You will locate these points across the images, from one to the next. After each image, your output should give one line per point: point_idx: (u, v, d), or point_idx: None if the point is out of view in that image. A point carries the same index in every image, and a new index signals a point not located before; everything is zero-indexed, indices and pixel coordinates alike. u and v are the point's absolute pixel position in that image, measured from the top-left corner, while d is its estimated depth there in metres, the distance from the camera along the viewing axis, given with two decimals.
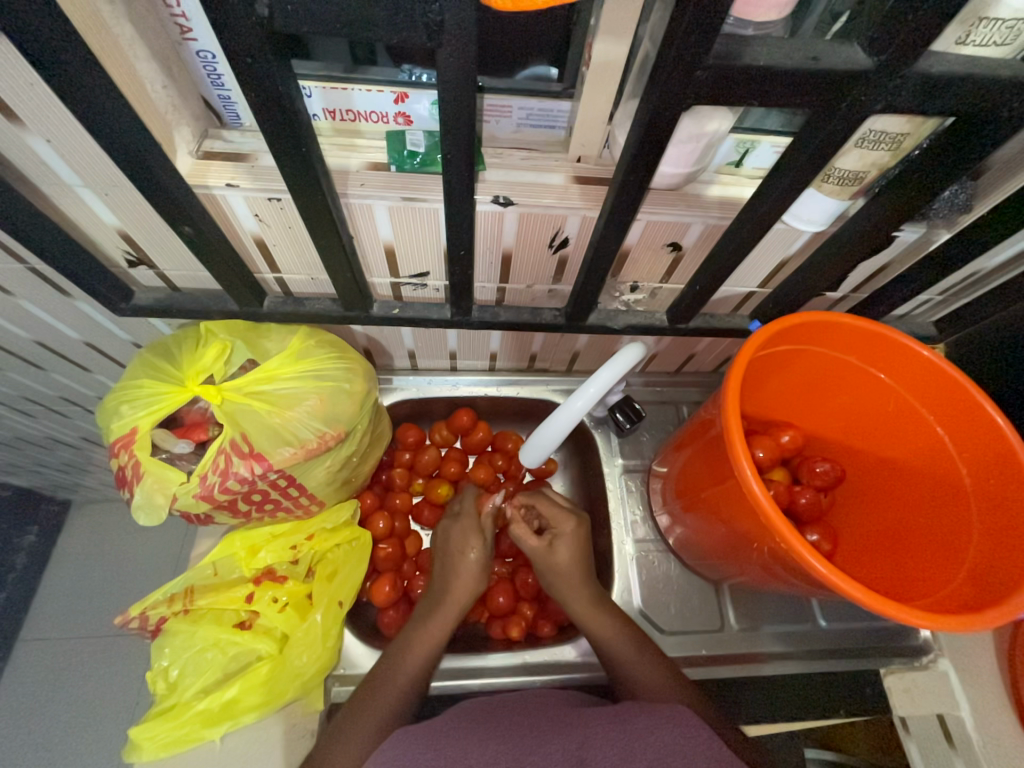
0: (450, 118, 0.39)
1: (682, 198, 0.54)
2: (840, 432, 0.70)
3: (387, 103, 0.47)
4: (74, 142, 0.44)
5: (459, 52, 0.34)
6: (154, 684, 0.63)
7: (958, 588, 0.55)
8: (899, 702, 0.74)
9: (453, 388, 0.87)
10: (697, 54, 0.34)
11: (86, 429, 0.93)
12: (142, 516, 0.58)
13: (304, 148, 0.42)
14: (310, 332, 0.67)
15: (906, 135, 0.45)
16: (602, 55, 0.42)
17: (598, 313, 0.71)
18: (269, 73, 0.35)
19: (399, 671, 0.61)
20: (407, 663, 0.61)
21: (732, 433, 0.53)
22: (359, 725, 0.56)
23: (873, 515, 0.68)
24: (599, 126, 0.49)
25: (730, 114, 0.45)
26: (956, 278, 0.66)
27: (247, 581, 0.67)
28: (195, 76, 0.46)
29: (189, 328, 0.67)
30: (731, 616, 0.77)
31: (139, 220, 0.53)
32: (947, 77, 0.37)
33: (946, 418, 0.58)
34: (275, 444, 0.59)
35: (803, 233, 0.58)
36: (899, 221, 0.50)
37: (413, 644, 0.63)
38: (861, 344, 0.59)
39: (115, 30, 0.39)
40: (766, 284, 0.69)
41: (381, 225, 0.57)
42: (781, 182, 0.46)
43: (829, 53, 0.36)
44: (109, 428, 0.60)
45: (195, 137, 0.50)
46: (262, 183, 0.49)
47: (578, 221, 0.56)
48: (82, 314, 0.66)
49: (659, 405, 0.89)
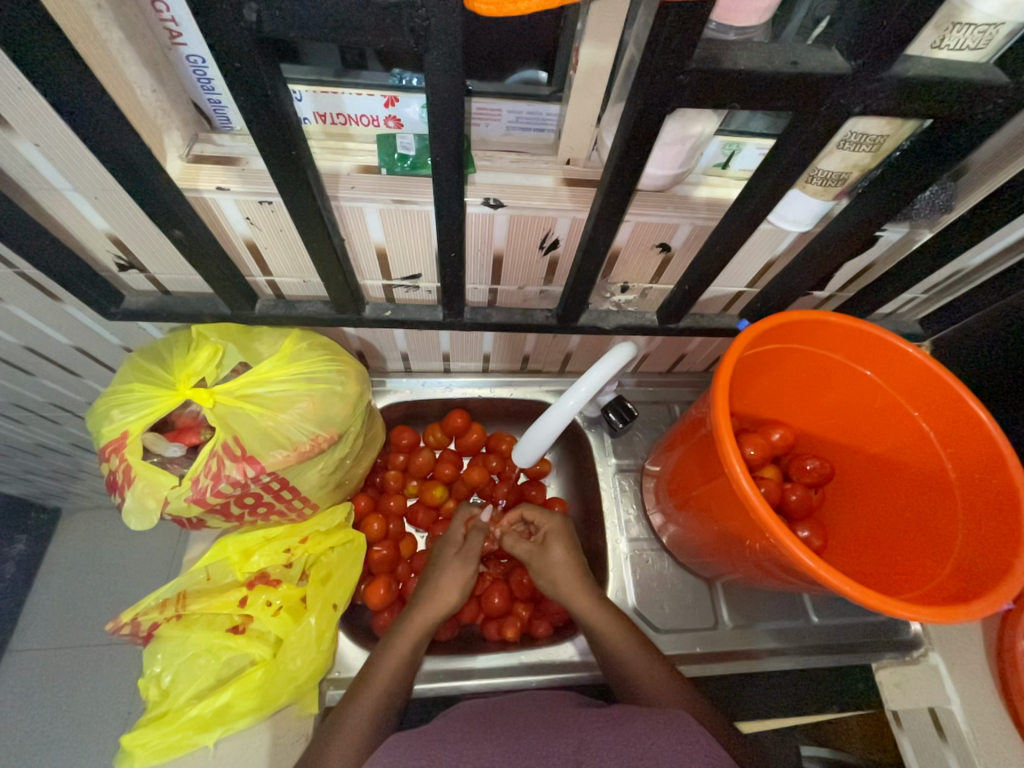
0: (439, 123, 0.39)
1: (670, 200, 0.55)
2: (828, 429, 0.71)
3: (377, 107, 0.48)
4: (62, 147, 0.44)
5: (448, 56, 0.34)
6: (146, 691, 0.62)
7: (945, 580, 0.56)
8: (891, 697, 0.75)
9: (447, 390, 0.88)
10: (679, 58, 0.35)
11: (75, 435, 0.93)
12: (134, 520, 0.57)
13: (296, 151, 0.42)
14: (302, 334, 0.67)
15: (886, 136, 0.46)
16: (589, 59, 0.43)
17: (590, 313, 0.71)
18: (259, 78, 0.36)
19: (387, 669, 0.61)
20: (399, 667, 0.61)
21: (721, 432, 0.54)
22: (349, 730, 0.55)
23: (863, 511, 0.69)
24: (587, 128, 0.50)
25: (714, 117, 0.46)
26: (940, 275, 0.67)
27: (240, 585, 0.67)
28: (185, 80, 0.47)
29: (181, 332, 0.67)
30: (724, 613, 0.77)
31: (128, 224, 0.53)
32: (922, 80, 0.38)
33: (930, 412, 0.59)
34: (267, 446, 0.59)
35: (788, 233, 0.59)
36: (882, 221, 0.51)
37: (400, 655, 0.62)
38: (848, 342, 0.60)
39: (103, 36, 0.39)
40: (755, 284, 0.70)
41: (373, 228, 0.57)
42: (765, 183, 0.46)
43: (808, 57, 0.37)
44: (100, 433, 0.60)
45: (185, 141, 0.50)
46: (253, 186, 0.50)
47: (568, 223, 0.57)
48: (71, 319, 0.66)
49: (652, 404, 0.89)
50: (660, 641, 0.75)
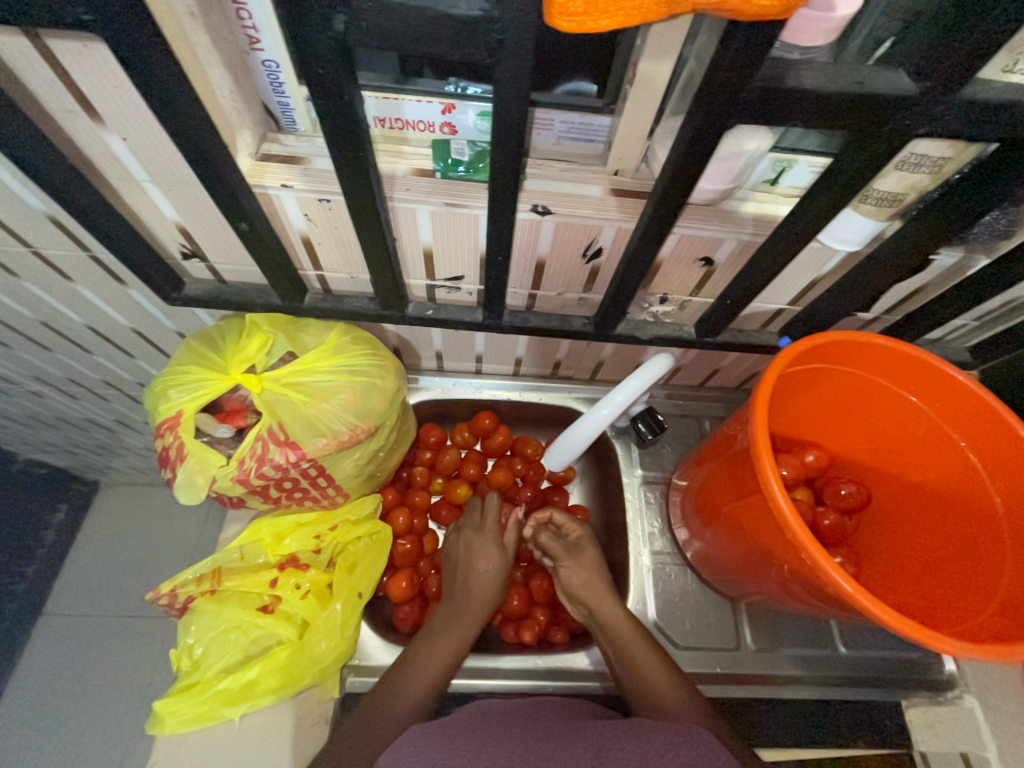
0: (501, 132, 0.41)
1: (716, 214, 0.55)
2: (866, 454, 0.70)
3: (434, 114, 0.50)
4: (147, 141, 0.47)
5: (517, 68, 0.36)
6: (179, 660, 0.65)
7: (989, 618, 0.54)
8: (921, 738, 0.72)
9: (477, 390, 0.89)
10: (744, 76, 0.35)
11: (122, 412, 0.98)
12: (183, 493, 0.60)
13: (363, 153, 0.44)
14: (346, 329, 0.70)
15: (947, 159, 0.45)
16: (647, 73, 0.43)
17: (626, 323, 0.72)
18: (337, 83, 0.38)
19: (431, 662, 0.63)
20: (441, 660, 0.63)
21: (759, 448, 0.53)
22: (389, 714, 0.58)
23: (900, 542, 0.67)
24: (639, 140, 0.51)
25: (770, 134, 0.46)
26: (994, 302, 0.65)
27: (271, 566, 0.69)
28: (259, 83, 0.49)
29: (233, 319, 0.70)
30: (747, 635, 0.76)
31: (197, 215, 0.57)
32: (992, 103, 0.37)
33: (978, 443, 0.57)
34: (309, 434, 0.61)
35: (836, 252, 0.58)
36: (938, 244, 0.50)
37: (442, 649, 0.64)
38: (893, 365, 0.59)
39: (193, 40, 0.42)
40: (797, 302, 0.69)
41: (422, 230, 0.59)
42: (819, 201, 0.46)
43: (874, 78, 0.37)
44: (157, 411, 0.63)
45: (255, 140, 0.53)
46: (315, 184, 0.52)
47: (613, 233, 0.58)
48: (133, 301, 0.70)
49: (681, 417, 0.89)
50: (679, 657, 0.74)
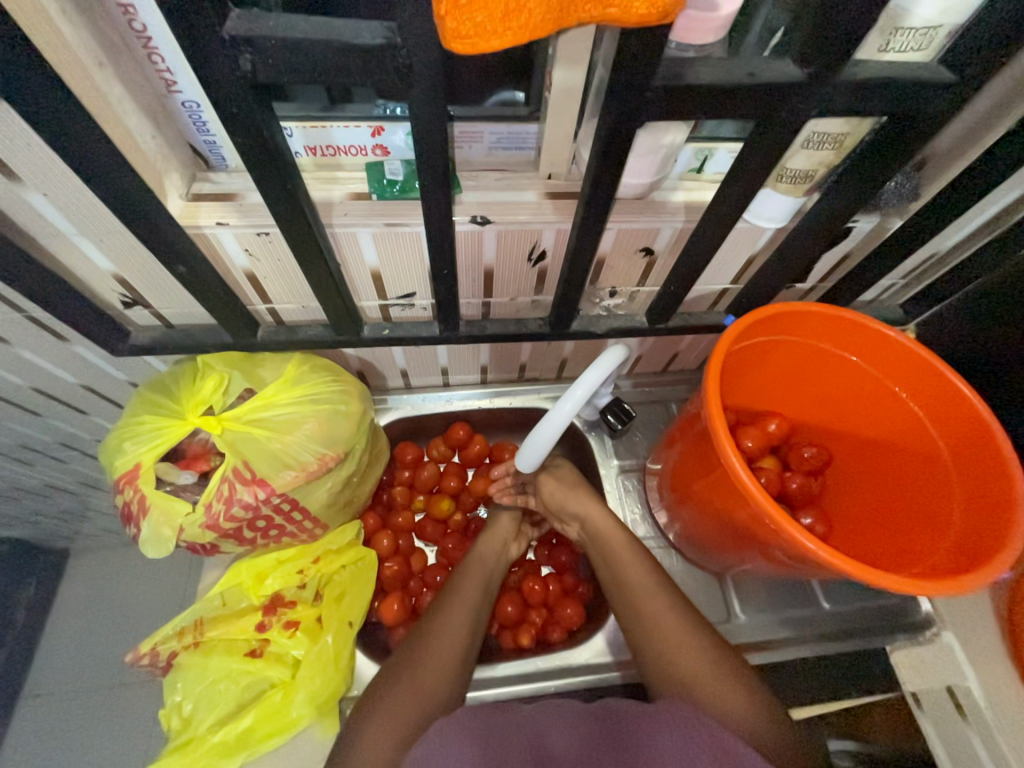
0: (425, 150, 0.42)
1: (649, 206, 0.57)
2: (823, 416, 0.73)
3: (364, 137, 0.50)
4: (70, 195, 0.46)
5: (430, 90, 0.37)
6: (168, 720, 0.63)
7: (947, 553, 0.57)
8: (908, 678, 0.76)
9: (447, 403, 0.90)
10: (645, 77, 0.37)
11: (83, 473, 0.94)
12: (151, 549, 0.59)
13: (291, 185, 0.44)
14: (304, 358, 0.69)
15: (847, 134, 0.48)
16: (562, 81, 0.45)
17: (581, 319, 0.74)
18: (255, 118, 0.38)
19: (434, 657, 0.58)
20: (448, 653, 0.59)
21: (716, 427, 0.55)
22: (383, 721, 0.53)
23: (862, 496, 0.70)
24: (565, 143, 0.52)
25: (684, 127, 0.48)
26: (915, 260, 0.70)
27: (255, 609, 0.68)
28: (181, 123, 0.49)
29: (185, 362, 0.69)
30: (736, 606, 0.78)
31: (134, 263, 0.56)
32: (872, 81, 0.40)
33: (918, 393, 0.61)
34: (276, 468, 0.60)
35: (765, 230, 0.61)
36: (852, 213, 0.54)
37: (444, 642, 0.60)
38: (833, 330, 0.62)
39: (106, 90, 0.42)
40: (738, 280, 0.72)
41: (367, 252, 0.60)
42: (737, 185, 0.49)
43: (764, 68, 0.40)
44: (114, 466, 0.61)
45: (184, 180, 0.53)
46: (251, 219, 0.52)
47: (554, 234, 0.59)
48: (78, 357, 0.68)
49: (649, 404, 0.91)
50: None
